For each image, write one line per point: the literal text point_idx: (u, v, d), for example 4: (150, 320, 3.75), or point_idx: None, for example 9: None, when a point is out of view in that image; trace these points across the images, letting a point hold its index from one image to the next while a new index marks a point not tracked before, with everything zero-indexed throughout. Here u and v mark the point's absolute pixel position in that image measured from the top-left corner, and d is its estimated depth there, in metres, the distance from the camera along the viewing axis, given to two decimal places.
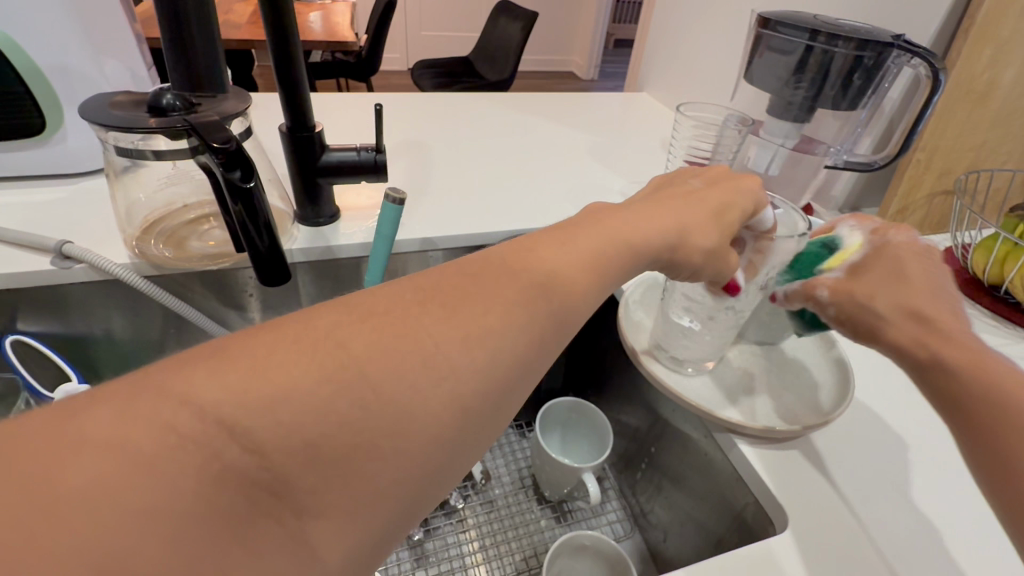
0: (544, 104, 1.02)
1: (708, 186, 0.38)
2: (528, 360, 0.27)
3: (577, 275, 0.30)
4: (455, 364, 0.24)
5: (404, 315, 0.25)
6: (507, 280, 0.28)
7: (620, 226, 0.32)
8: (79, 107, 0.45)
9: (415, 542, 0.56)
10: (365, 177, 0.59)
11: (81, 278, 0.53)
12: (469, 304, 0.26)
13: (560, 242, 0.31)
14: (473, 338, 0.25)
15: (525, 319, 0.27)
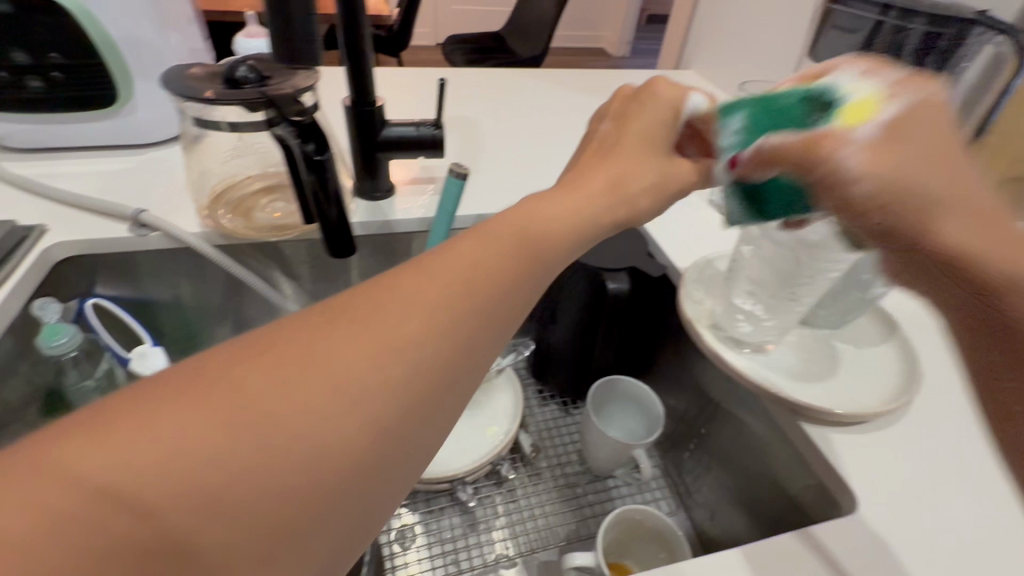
0: (590, 81, 1.01)
1: (615, 125, 0.39)
2: (456, 371, 0.27)
3: (510, 263, 0.30)
4: (364, 389, 0.24)
5: (305, 343, 0.25)
6: (449, 272, 0.28)
7: (528, 226, 0.32)
8: (160, 79, 0.47)
9: (467, 509, 0.58)
10: (424, 153, 0.59)
11: (158, 245, 0.56)
12: (408, 300, 0.27)
13: (475, 245, 0.30)
14: (383, 359, 0.25)
15: (474, 305, 0.28)
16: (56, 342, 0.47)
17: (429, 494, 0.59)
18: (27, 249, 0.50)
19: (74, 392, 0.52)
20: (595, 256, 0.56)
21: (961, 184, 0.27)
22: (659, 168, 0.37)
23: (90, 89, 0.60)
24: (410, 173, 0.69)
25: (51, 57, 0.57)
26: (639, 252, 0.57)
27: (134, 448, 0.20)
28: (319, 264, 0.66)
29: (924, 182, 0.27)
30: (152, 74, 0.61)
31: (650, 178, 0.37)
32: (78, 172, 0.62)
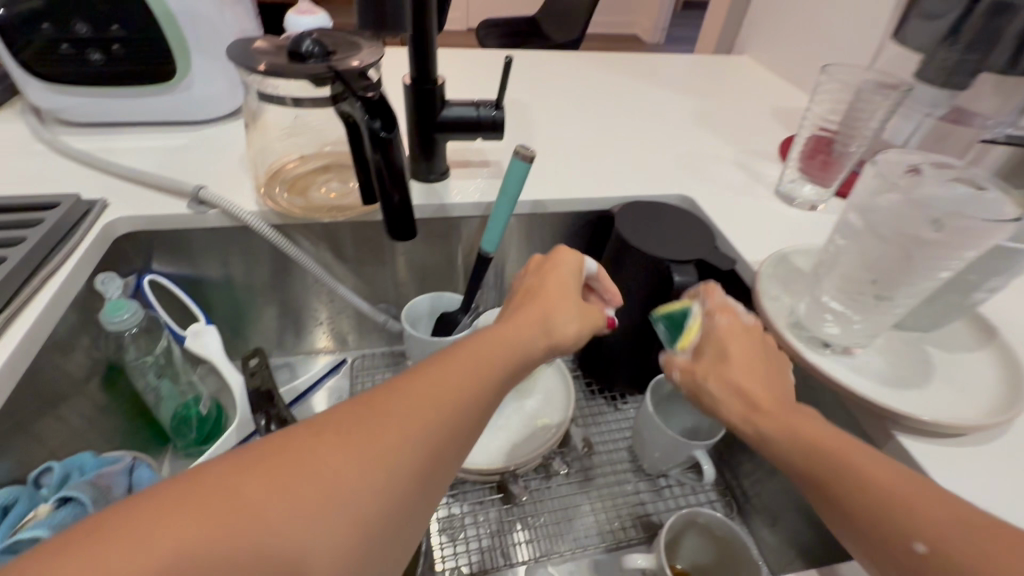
0: (641, 65, 0.97)
1: (538, 278, 0.44)
2: (436, 472, 0.31)
3: (485, 375, 0.35)
4: (356, 488, 0.27)
5: (303, 449, 0.28)
6: (436, 385, 0.32)
7: (499, 342, 0.37)
8: (226, 50, 0.46)
9: (516, 502, 0.57)
10: (482, 135, 0.58)
11: (216, 224, 0.56)
12: (401, 409, 0.30)
13: (460, 358, 0.35)
14: (375, 461, 0.28)
15: (459, 408, 0.32)
16: (118, 318, 0.47)
17: (477, 485, 0.58)
18: (92, 222, 0.50)
19: (135, 368, 0.52)
20: (661, 248, 0.53)
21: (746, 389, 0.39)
22: (577, 314, 0.42)
23: (149, 64, 0.59)
24: (464, 156, 0.67)
25: (112, 30, 0.56)
26: (709, 243, 0.54)
27: (126, 555, 0.22)
28: (373, 247, 0.63)
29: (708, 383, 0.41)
30: (208, 49, 0.60)
31: (566, 323, 0.41)
32: (135, 148, 0.61)
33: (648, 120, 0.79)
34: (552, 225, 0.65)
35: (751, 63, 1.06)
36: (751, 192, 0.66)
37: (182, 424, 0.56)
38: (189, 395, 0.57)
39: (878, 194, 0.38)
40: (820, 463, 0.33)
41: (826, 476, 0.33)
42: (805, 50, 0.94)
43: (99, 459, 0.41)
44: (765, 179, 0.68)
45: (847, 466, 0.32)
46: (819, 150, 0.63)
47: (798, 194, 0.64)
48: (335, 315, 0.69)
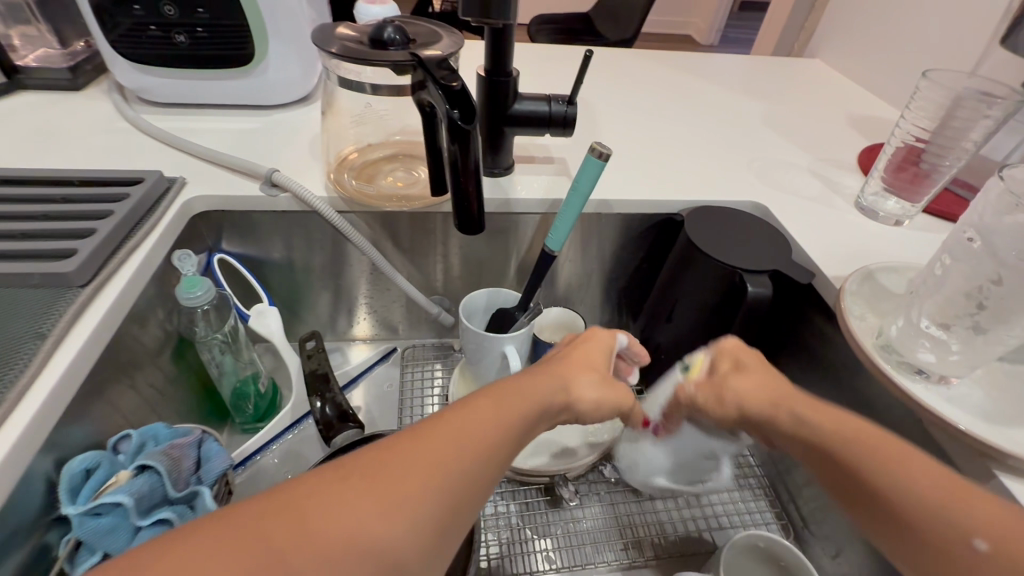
0: (707, 66, 0.93)
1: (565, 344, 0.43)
2: (460, 518, 0.29)
3: (511, 421, 0.33)
4: (379, 537, 0.26)
5: (327, 492, 0.27)
6: (458, 431, 0.31)
7: (525, 389, 0.36)
8: (311, 36, 0.47)
9: (567, 507, 0.56)
10: (552, 131, 0.57)
11: (287, 208, 0.56)
12: (424, 454, 0.29)
13: (488, 402, 0.33)
14: (401, 507, 0.27)
15: (481, 453, 0.31)
16: (193, 294, 0.48)
17: (523, 485, 0.57)
18: (173, 199, 0.52)
19: (202, 343, 0.54)
20: (733, 256, 0.51)
21: (775, 400, 0.37)
22: (600, 379, 0.41)
23: (228, 49, 0.61)
24: (528, 152, 0.66)
25: (197, 13, 0.58)
26: (786, 255, 0.51)
27: None
28: (432, 239, 0.63)
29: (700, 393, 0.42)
30: (284, 35, 0.61)
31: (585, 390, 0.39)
32: (211, 129, 0.63)
33: (716, 123, 0.76)
34: (614, 226, 0.64)
35: (824, 67, 1.01)
36: (828, 203, 0.62)
37: (239, 400, 0.58)
38: (247, 372, 0.58)
39: (1000, 213, 0.36)
40: (860, 469, 0.32)
41: (857, 489, 0.32)
42: (887, 55, 0.88)
43: (171, 430, 0.42)
44: (843, 190, 0.65)
45: (879, 486, 0.31)
46: (908, 161, 0.59)
47: (881, 208, 0.60)
48: (389, 304, 0.69)
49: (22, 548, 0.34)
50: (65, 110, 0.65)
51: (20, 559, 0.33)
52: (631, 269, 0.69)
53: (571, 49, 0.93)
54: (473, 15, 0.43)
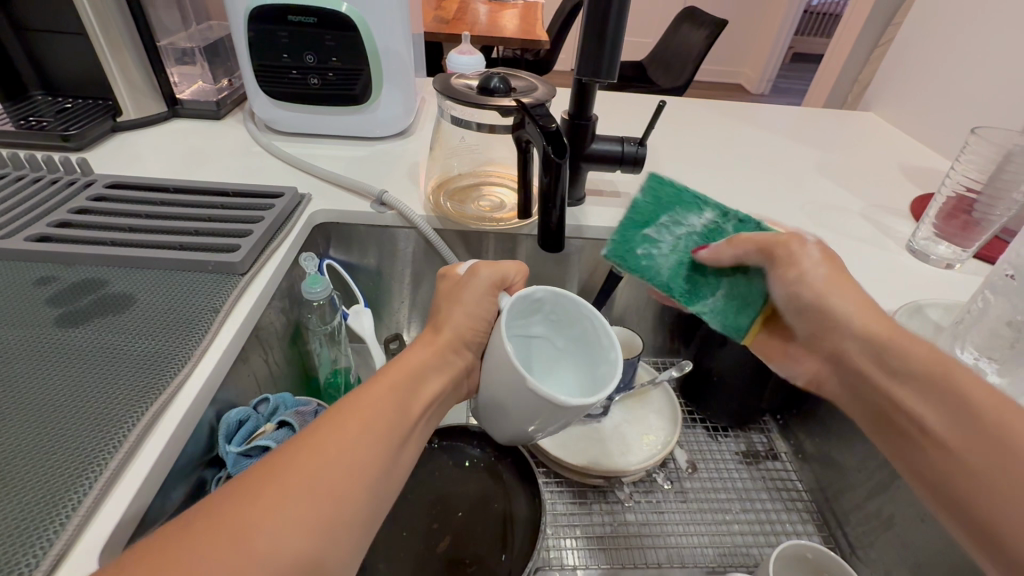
0: (762, 116, 1.00)
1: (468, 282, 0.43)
2: (382, 477, 0.32)
3: (393, 396, 0.35)
4: (298, 510, 0.28)
5: (244, 492, 0.28)
6: (365, 401, 0.34)
7: (414, 362, 0.39)
8: (433, 83, 0.57)
9: (619, 510, 0.59)
10: (622, 168, 0.64)
11: (390, 222, 0.66)
12: (342, 429, 0.32)
13: (385, 383, 0.36)
14: (319, 482, 0.30)
15: (388, 418, 0.34)
16: (315, 290, 0.57)
17: (579, 487, 0.61)
18: (302, 211, 0.62)
19: (311, 333, 0.62)
20: None
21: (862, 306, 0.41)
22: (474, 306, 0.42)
23: (350, 90, 0.73)
24: (598, 186, 0.74)
25: (331, 61, 0.70)
26: None
27: None
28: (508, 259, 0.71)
29: (828, 291, 0.42)
30: (395, 79, 0.73)
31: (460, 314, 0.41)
32: (328, 156, 0.75)
33: (770, 167, 0.82)
34: None
35: (878, 119, 1.05)
36: (880, 245, 0.66)
37: (330, 389, 0.64)
38: (341, 365, 0.64)
39: None
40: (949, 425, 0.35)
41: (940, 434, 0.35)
42: (943, 111, 0.92)
43: (296, 400, 0.51)
44: (895, 234, 0.69)
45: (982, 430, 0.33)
46: (959, 210, 0.62)
47: (933, 252, 0.64)
48: None
49: (188, 482, 0.42)
50: (211, 134, 0.78)
51: (188, 487, 0.42)
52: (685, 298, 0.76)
53: (634, 97, 1.02)
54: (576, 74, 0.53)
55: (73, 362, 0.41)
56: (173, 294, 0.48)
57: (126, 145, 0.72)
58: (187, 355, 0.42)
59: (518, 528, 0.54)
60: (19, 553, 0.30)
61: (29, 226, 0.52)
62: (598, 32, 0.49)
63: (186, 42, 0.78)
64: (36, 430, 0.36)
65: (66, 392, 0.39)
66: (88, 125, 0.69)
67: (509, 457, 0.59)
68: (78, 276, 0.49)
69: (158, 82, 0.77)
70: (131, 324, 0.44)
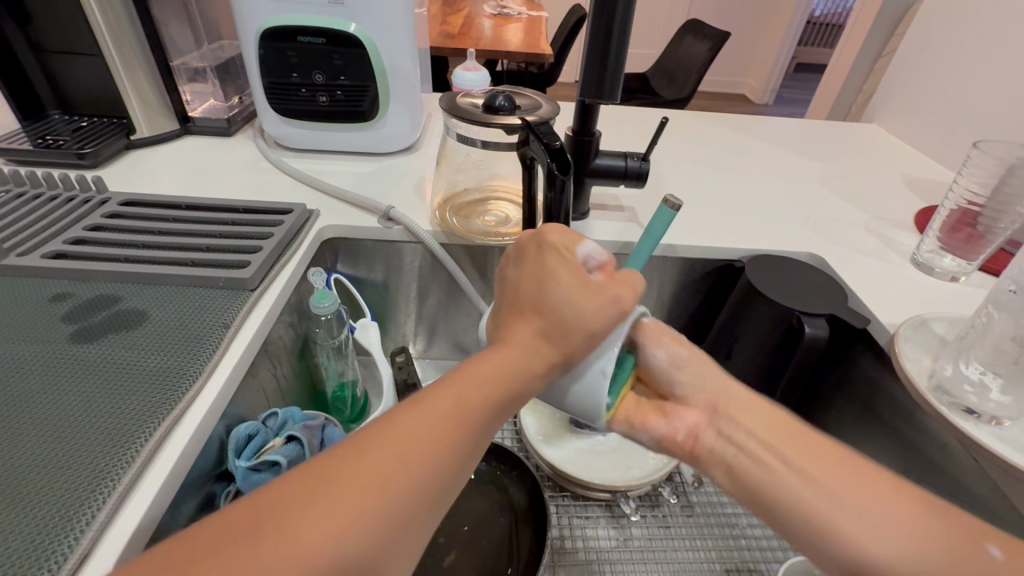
0: (764, 129, 1.01)
1: (588, 288, 0.36)
2: (449, 490, 0.30)
3: (479, 403, 0.32)
4: (366, 517, 0.27)
5: (316, 486, 0.27)
6: (450, 405, 0.31)
7: (508, 363, 0.34)
8: (440, 101, 0.58)
9: (624, 523, 0.59)
10: (626, 182, 0.65)
11: (396, 237, 0.67)
12: (420, 435, 0.30)
13: (476, 385, 0.33)
14: (387, 490, 0.28)
15: (468, 427, 0.31)
16: (322, 304, 0.58)
17: (586, 501, 0.61)
18: (310, 227, 0.63)
19: (319, 346, 0.63)
20: (793, 298, 0.56)
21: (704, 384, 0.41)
22: (585, 318, 0.36)
23: (358, 107, 0.74)
24: (601, 200, 0.75)
25: (339, 80, 0.72)
26: (843, 300, 0.56)
27: None
28: None
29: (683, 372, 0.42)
30: (402, 97, 0.75)
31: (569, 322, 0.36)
32: (335, 171, 0.76)
33: (772, 179, 0.83)
34: (677, 268, 0.70)
35: (881, 131, 1.05)
36: (883, 257, 0.67)
37: (337, 401, 0.65)
38: (347, 377, 0.65)
39: None
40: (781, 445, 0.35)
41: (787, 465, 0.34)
42: (946, 123, 0.92)
43: (304, 414, 0.51)
44: (899, 247, 0.69)
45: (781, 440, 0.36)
46: (962, 223, 0.63)
47: (937, 265, 0.64)
48: (464, 327, 0.77)
49: (197, 497, 0.42)
50: (221, 151, 0.79)
51: (198, 502, 0.42)
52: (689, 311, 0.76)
53: (637, 111, 1.03)
54: (580, 92, 0.53)
55: (89, 378, 0.42)
56: (185, 310, 0.49)
57: (139, 162, 0.74)
58: (198, 371, 0.43)
59: (524, 540, 0.54)
60: (29, 570, 0.30)
61: (45, 243, 0.54)
62: (600, 52, 0.50)
63: (197, 61, 0.80)
64: (53, 447, 0.37)
65: (82, 408, 0.39)
66: (103, 143, 0.71)
67: (516, 470, 0.59)
68: (92, 292, 0.50)
69: (171, 100, 0.79)
70: (143, 340, 0.45)
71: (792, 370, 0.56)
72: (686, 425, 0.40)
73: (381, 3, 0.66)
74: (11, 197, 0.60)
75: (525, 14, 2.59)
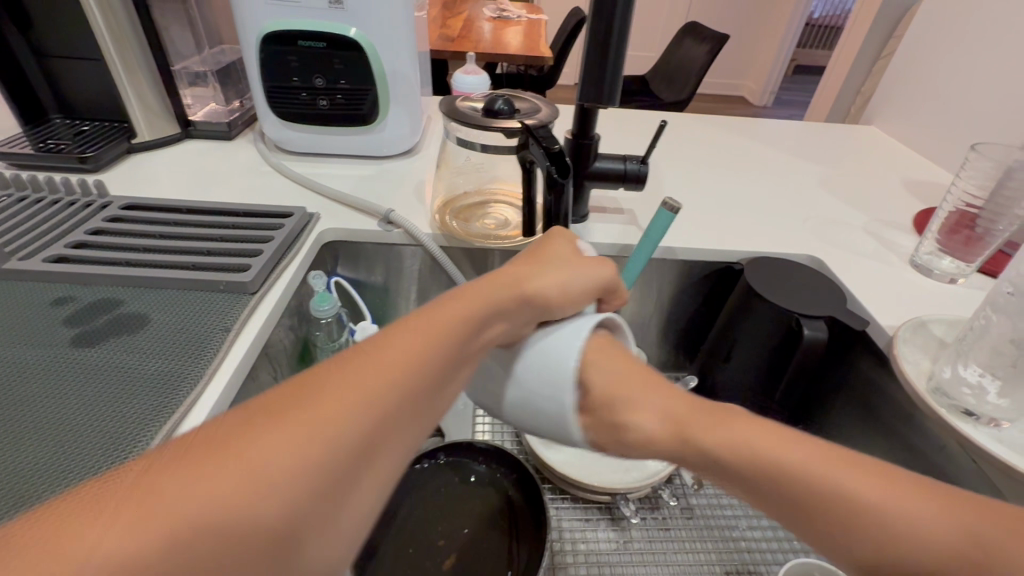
0: (763, 131, 1.01)
1: (571, 258, 0.42)
2: (404, 426, 0.29)
3: (439, 342, 0.32)
4: (312, 442, 0.25)
5: (263, 415, 0.26)
6: (408, 342, 0.31)
7: (474, 308, 0.35)
8: (439, 105, 0.59)
9: (624, 526, 0.59)
10: (626, 185, 0.65)
11: (396, 240, 0.67)
12: (374, 367, 0.29)
13: (439, 326, 0.33)
14: (337, 416, 0.26)
15: (427, 364, 0.31)
16: (323, 308, 0.58)
17: (585, 504, 0.61)
18: (310, 230, 0.63)
19: (319, 350, 0.63)
20: (792, 300, 0.56)
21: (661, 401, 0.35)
22: (567, 274, 0.40)
23: (358, 111, 0.74)
24: (601, 203, 0.75)
25: (339, 84, 0.72)
26: (842, 302, 0.56)
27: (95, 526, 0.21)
28: None
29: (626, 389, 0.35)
30: (401, 100, 0.75)
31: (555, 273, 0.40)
32: (335, 174, 0.76)
33: (771, 181, 0.83)
34: (676, 270, 0.70)
35: (880, 133, 1.06)
36: (882, 259, 0.67)
37: None
38: None
39: None
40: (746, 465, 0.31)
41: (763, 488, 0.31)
42: (945, 125, 0.92)
43: None
44: (898, 249, 0.69)
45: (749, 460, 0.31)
46: (961, 225, 0.63)
47: (936, 267, 0.64)
48: None
49: None
50: (222, 155, 0.80)
51: None
52: (689, 313, 0.76)
53: (637, 114, 1.04)
54: (580, 97, 0.54)
55: (91, 382, 0.42)
56: (186, 314, 0.49)
57: (140, 165, 0.74)
58: (199, 376, 0.43)
59: (524, 542, 0.54)
60: None
61: (47, 247, 0.54)
62: (599, 57, 0.50)
63: (199, 66, 0.81)
64: (53, 451, 0.37)
65: (83, 412, 0.39)
66: (105, 146, 0.72)
67: (516, 473, 0.59)
68: (93, 296, 0.50)
69: (172, 104, 0.79)
70: (144, 345, 0.45)
71: (791, 372, 0.56)
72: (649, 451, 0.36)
73: (381, 7, 0.67)
74: (13, 201, 0.60)
75: (525, 17, 2.60)
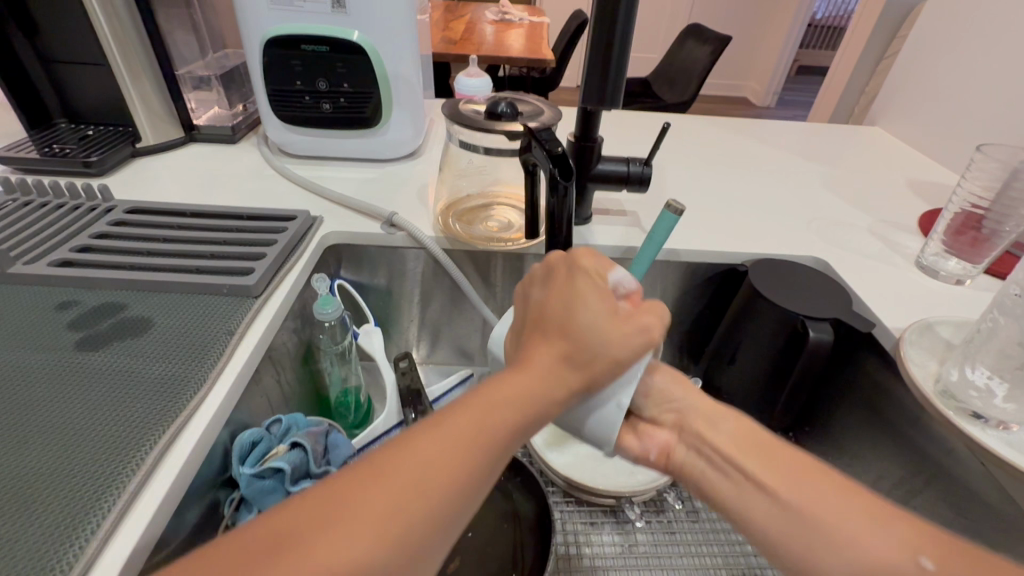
0: (766, 132, 1.01)
1: (618, 312, 0.36)
2: (446, 532, 0.27)
3: (488, 434, 0.29)
4: (353, 553, 0.24)
5: (311, 515, 0.25)
6: (458, 433, 0.29)
7: (524, 386, 0.32)
8: (442, 108, 0.59)
9: (629, 530, 0.59)
10: (629, 187, 0.65)
11: (400, 243, 0.67)
12: (423, 466, 0.27)
13: (487, 411, 0.30)
14: (381, 524, 0.25)
15: (475, 461, 0.29)
16: (326, 311, 0.58)
17: (590, 506, 0.61)
18: (313, 234, 0.63)
19: (323, 352, 0.63)
20: (797, 303, 0.56)
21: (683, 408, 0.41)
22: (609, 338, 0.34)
23: (361, 114, 0.75)
24: (604, 206, 0.75)
25: (342, 87, 0.72)
26: (847, 303, 0.56)
27: None
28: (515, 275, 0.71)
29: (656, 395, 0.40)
30: (404, 104, 0.75)
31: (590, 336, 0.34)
32: (338, 177, 0.76)
33: (775, 183, 0.83)
34: (680, 272, 0.70)
35: (885, 134, 1.05)
36: (888, 261, 0.66)
37: (341, 407, 0.65)
38: (351, 383, 0.65)
39: None
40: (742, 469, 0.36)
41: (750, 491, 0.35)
42: (949, 125, 0.92)
43: (308, 419, 0.51)
44: (904, 250, 0.69)
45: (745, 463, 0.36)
46: (968, 226, 0.62)
47: (942, 268, 0.64)
48: (467, 332, 0.77)
49: (202, 504, 0.42)
50: (225, 158, 0.80)
51: (202, 510, 0.42)
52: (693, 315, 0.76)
53: (640, 115, 1.04)
54: (582, 98, 0.54)
55: (97, 386, 0.42)
56: (191, 317, 0.49)
57: (144, 169, 0.75)
58: (203, 378, 0.43)
59: (528, 546, 0.54)
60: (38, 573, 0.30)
61: (53, 251, 0.54)
62: (602, 58, 0.50)
63: (202, 70, 0.81)
64: (60, 454, 0.37)
65: (88, 416, 0.39)
66: (110, 150, 0.72)
67: (520, 476, 0.59)
68: (97, 299, 0.50)
69: (176, 107, 0.79)
70: (148, 348, 0.45)
71: (796, 375, 0.55)
72: (658, 445, 0.41)
73: (383, 11, 0.67)
74: (18, 205, 0.61)
75: (528, 19, 2.61)
